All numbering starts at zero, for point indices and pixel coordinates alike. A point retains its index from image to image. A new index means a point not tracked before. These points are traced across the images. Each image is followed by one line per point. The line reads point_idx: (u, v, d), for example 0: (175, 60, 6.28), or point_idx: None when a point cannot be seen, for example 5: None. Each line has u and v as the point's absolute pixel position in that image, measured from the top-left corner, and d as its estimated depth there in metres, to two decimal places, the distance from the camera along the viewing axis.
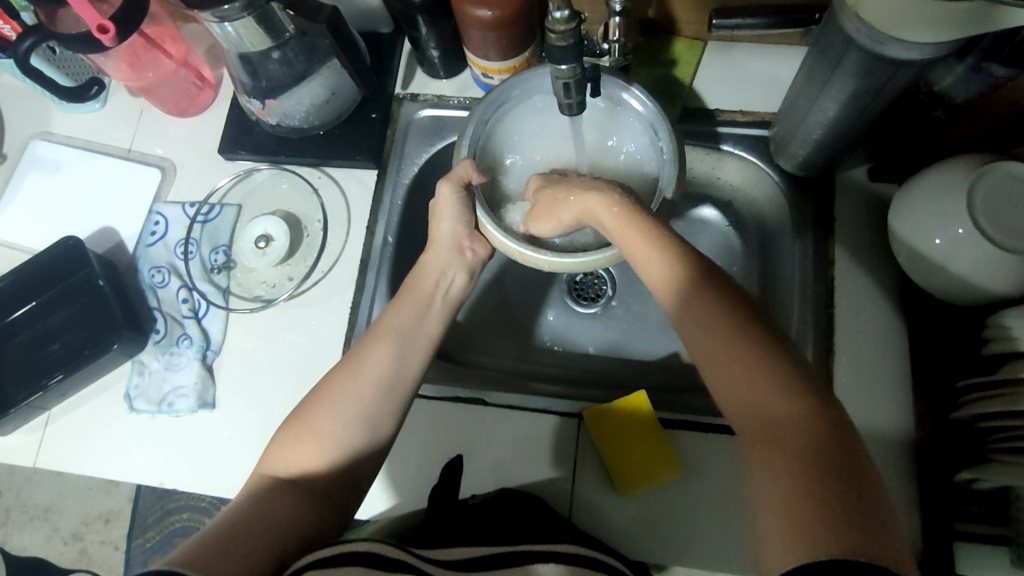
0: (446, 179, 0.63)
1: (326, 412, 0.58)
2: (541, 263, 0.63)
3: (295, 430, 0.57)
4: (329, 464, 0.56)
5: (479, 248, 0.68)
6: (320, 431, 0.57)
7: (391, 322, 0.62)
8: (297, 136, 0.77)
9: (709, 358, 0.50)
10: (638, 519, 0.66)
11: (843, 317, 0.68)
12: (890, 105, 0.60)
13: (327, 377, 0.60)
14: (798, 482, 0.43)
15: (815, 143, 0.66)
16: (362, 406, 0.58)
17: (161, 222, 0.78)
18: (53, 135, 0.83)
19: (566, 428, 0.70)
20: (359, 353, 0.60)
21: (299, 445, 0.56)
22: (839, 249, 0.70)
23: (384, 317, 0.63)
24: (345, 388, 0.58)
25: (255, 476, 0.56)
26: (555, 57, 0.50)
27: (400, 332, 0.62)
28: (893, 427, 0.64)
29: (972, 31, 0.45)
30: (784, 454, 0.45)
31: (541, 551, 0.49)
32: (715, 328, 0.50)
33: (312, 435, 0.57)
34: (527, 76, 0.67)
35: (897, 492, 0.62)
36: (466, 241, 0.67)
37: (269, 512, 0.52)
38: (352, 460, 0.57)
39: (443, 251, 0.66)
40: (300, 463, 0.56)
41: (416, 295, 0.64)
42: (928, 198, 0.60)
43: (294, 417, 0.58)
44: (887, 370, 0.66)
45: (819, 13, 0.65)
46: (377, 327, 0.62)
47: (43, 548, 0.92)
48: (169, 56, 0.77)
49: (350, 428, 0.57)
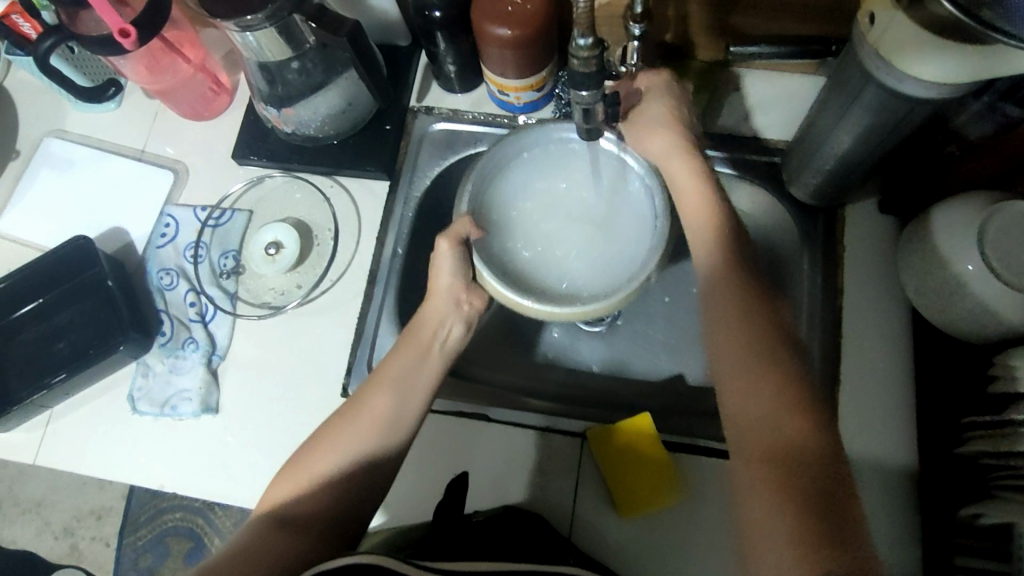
0: (444, 235, 0.64)
1: (323, 457, 0.58)
2: (539, 312, 0.62)
3: (292, 473, 0.58)
4: (322, 505, 0.56)
5: (477, 301, 0.67)
6: (313, 476, 0.57)
7: (391, 370, 0.62)
8: (312, 145, 0.78)
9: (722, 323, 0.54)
10: (641, 542, 0.66)
11: (850, 346, 0.68)
12: (905, 139, 0.60)
13: (328, 423, 0.61)
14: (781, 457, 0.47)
15: (827, 173, 0.67)
16: (355, 456, 0.57)
17: (172, 224, 0.78)
18: (67, 132, 0.83)
19: (570, 447, 0.70)
20: (359, 400, 0.60)
21: (293, 486, 0.57)
22: (848, 278, 0.70)
23: (385, 364, 0.62)
24: (343, 434, 0.59)
25: (258, 513, 0.57)
26: (577, 81, 0.51)
27: (400, 381, 0.61)
28: (892, 457, 0.65)
29: (993, 73, 0.45)
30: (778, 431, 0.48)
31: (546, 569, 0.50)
32: (737, 324, 0.53)
33: (306, 479, 0.57)
34: (551, 126, 0.68)
35: (894, 524, 0.62)
36: (464, 295, 0.66)
37: (267, 547, 0.53)
38: (352, 486, 0.57)
39: (443, 302, 0.65)
40: (294, 503, 0.56)
41: (416, 342, 0.64)
42: (937, 232, 0.61)
43: (291, 461, 0.59)
44: (892, 404, 0.66)
45: (835, 44, 0.67)
46: (378, 373, 0.62)
47: (35, 541, 1.05)
48: (187, 60, 0.77)
49: (342, 475, 0.57)
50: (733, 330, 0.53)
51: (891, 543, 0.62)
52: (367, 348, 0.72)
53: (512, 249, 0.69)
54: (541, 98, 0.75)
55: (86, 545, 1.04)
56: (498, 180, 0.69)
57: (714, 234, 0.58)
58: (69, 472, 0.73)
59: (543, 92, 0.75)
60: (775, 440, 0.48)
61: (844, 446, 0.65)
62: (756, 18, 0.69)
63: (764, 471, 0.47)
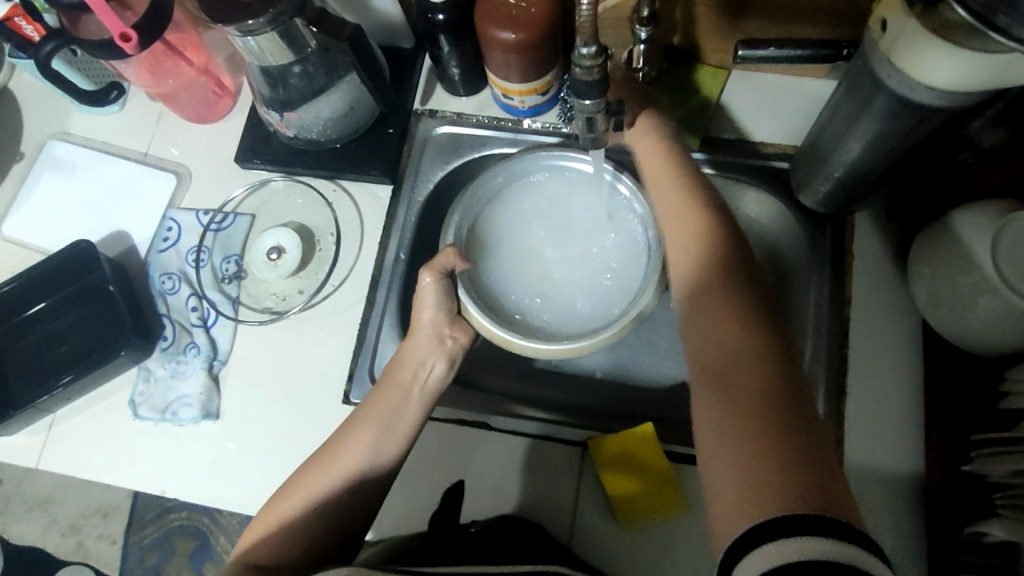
0: (427, 267, 0.65)
1: (295, 502, 0.58)
2: (527, 348, 0.65)
3: (267, 518, 0.59)
4: (294, 552, 0.56)
5: (461, 335, 0.67)
6: (287, 522, 0.57)
7: (369, 413, 0.62)
8: (315, 149, 0.77)
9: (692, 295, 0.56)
10: (643, 556, 0.65)
11: (858, 357, 0.67)
12: (915, 148, 0.59)
13: (306, 466, 0.61)
14: (738, 403, 0.48)
15: (836, 180, 0.65)
16: (328, 502, 0.58)
17: (174, 228, 0.78)
18: (71, 134, 0.83)
19: (572, 457, 0.69)
20: (337, 443, 0.61)
21: (269, 533, 0.57)
22: (857, 287, 0.69)
23: (365, 405, 0.62)
24: (317, 478, 0.59)
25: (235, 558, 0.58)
26: (580, 91, 0.50)
27: (379, 424, 0.61)
28: (901, 471, 0.63)
29: (1008, 83, 0.44)
30: (738, 380, 0.49)
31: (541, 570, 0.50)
32: (707, 288, 0.55)
33: (280, 527, 0.57)
34: (540, 155, 0.71)
35: (900, 540, 0.61)
36: (448, 330, 0.66)
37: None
38: (333, 515, 0.57)
39: (425, 340, 0.65)
40: (269, 551, 0.56)
41: (394, 383, 0.63)
42: (948, 241, 0.60)
43: (268, 505, 0.60)
44: (900, 416, 0.65)
45: (847, 48, 0.65)
46: (358, 414, 0.62)
47: (42, 538, 1.05)
48: (190, 63, 0.77)
49: (314, 522, 0.57)
50: (709, 356, 0.52)
51: (897, 558, 0.61)
52: (369, 355, 0.71)
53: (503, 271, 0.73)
54: (546, 101, 0.74)
55: (91, 542, 1.05)
56: (488, 211, 0.73)
57: (700, 260, 0.57)
58: (71, 476, 0.73)
59: (548, 96, 0.74)
60: (733, 387, 0.49)
61: (852, 460, 0.64)
62: (765, 21, 0.68)
63: (725, 418, 0.48)
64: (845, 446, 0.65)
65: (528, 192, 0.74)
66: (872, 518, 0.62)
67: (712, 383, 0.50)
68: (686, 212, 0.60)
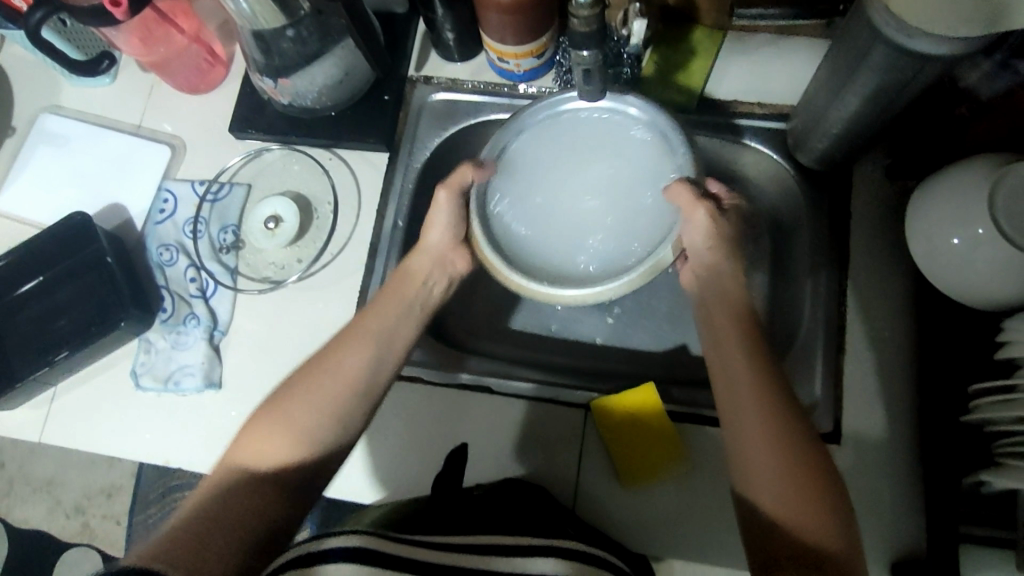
0: (445, 185, 0.67)
1: (304, 406, 0.57)
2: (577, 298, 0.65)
3: (259, 421, 0.56)
4: (298, 459, 0.55)
5: (460, 263, 0.70)
6: (292, 425, 0.56)
7: (368, 328, 0.62)
8: (309, 117, 0.76)
9: (731, 386, 0.55)
10: (644, 514, 0.66)
11: (855, 314, 0.67)
12: (913, 101, 0.58)
13: (299, 372, 0.59)
14: (784, 521, 0.49)
15: (834, 137, 0.65)
16: (337, 406, 0.57)
17: (170, 199, 0.78)
18: (63, 108, 0.82)
19: (574, 418, 0.69)
20: (336, 351, 0.60)
21: (269, 436, 0.55)
22: (855, 245, 0.70)
23: (363, 318, 0.63)
24: (322, 385, 0.58)
25: (220, 468, 0.55)
26: (576, 42, 0.56)
27: (381, 336, 0.62)
28: (899, 424, 0.64)
29: (1005, 25, 0.44)
30: (780, 495, 0.49)
31: (545, 546, 0.49)
32: (744, 384, 0.54)
33: (284, 430, 0.55)
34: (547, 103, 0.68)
35: (898, 490, 0.62)
36: (451, 254, 0.69)
37: (232, 504, 0.50)
38: (340, 415, 0.57)
39: (430, 256, 0.68)
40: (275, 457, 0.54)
41: (398, 294, 0.65)
42: (945, 198, 0.60)
43: (260, 411, 0.57)
44: (897, 371, 0.65)
45: (842, 4, 0.66)
46: (355, 326, 0.62)
47: (47, 520, 1.08)
48: (181, 31, 0.76)
49: (325, 427, 0.56)
50: (755, 510, 0.50)
51: (895, 510, 0.62)
52: None
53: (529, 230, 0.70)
54: (542, 65, 0.74)
55: (97, 523, 1.07)
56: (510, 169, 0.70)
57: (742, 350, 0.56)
58: (74, 448, 0.73)
59: (544, 59, 0.73)
60: (780, 505, 0.49)
61: (849, 415, 0.65)
62: None
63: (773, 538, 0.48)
64: (843, 403, 0.65)
65: (544, 138, 0.70)
66: (871, 471, 0.63)
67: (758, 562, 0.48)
68: (729, 348, 0.57)
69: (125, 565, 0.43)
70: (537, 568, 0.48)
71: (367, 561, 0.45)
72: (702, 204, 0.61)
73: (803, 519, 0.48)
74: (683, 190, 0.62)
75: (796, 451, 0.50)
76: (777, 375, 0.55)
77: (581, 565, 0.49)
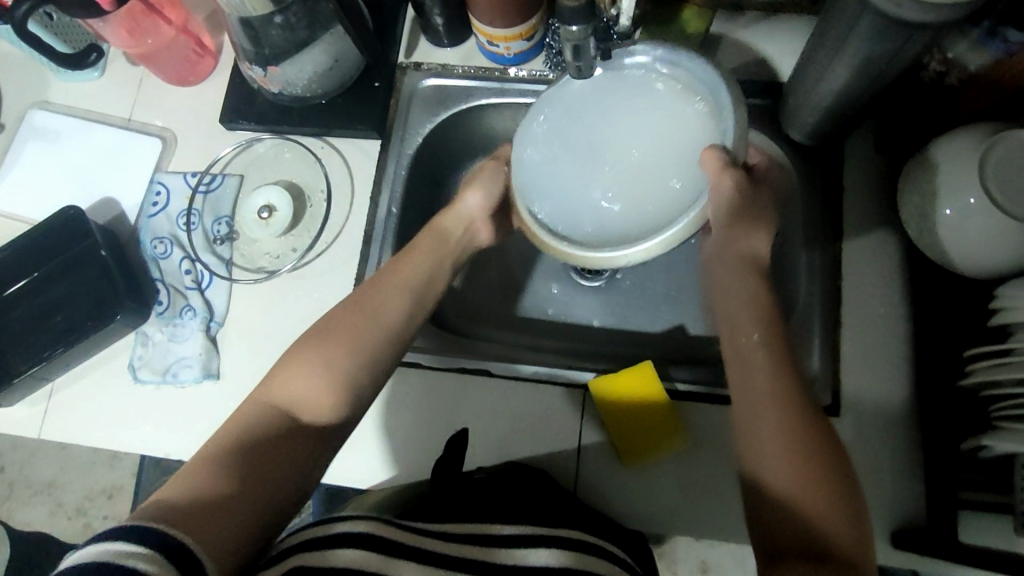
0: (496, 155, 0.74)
1: (338, 350, 0.56)
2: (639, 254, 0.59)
3: (290, 363, 0.55)
4: (334, 405, 0.54)
5: (485, 233, 0.73)
6: (325, 369, 0.55)
7: (405, 273, 0.63)
8: (299, 105, 0.76)
9: (744, 357, 0.54)
10: (645, 491, 0.66)
11: (850, 287, 0.68)
12: (902, 72, 0.59)
13: (332, 316, 0.59)
14: (791, 496, 0.47)
15: (824, 111, 0.65)
16: (368, 352, 0.57)
17: (163, 192, 0.77)
18: (52, 103, 0.82)
19: (572, 399, 0.69)
20: (371, 295, 0.60)
21: (307, 377, 0.54)
22: (849, 219, 0.70)
23: (399, 267, 0.63)
24: (358, 328, 0.58)
25: (250, 407, 0.53)
26: (566, 18, 0.53)
27: (416, 286, 0.62)
28: (897, 394, 0.64)
29: None
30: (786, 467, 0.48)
31: (544, 535, 0.50)
32: (758, 356, 0.53)
33: (316, 375, 0.55)
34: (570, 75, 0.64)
35: (897, 460, 0.63)
36: (479, 223, 0.71)
37: (263, 455, 0.49)
38: (375, 361, 0.57)
39: (468, 209, 0.71)
40: (307, 399, 0.54)
41: (440, 242, 0.68)
42: (937, 169, 0.60)
43: (291, 353, 0.56)
44: (893, 343, 0.66)
45: None
46: (388, 276, 0.62)
47: (48, 521, 1.11)
48: (168, 22, 0.75)
49: (358, 370, 0.56)
50: (758, 479, 0.49)
51: (894, 479, 0.62)
52: None
53: (588, 203, 0.63)
54: (531, 47, 0.74)
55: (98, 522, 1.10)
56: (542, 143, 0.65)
57: (757, 321, 0.55)
58: (74, 443, 0.73)
59: (533, 41, 0.73)
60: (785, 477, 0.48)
61: (847, 388, 0.65)
62: None
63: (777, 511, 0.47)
64: (841, 375, 0.66)
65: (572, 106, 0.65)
66: (869, 442, 0.63)
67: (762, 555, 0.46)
68: (743, 333, 0.55)
69: (134, 521, 0.41)
70: (535, 558, 0.49)
71: (371, 546, 0.46)
72: (727, 174, 0.57)
73: (811, 501, 0.46)
74: (710, 158, 0.58)
75: (812, 447, 0.48)
76: (794, 367, 0.52)
77: (575, 552, 0.50)
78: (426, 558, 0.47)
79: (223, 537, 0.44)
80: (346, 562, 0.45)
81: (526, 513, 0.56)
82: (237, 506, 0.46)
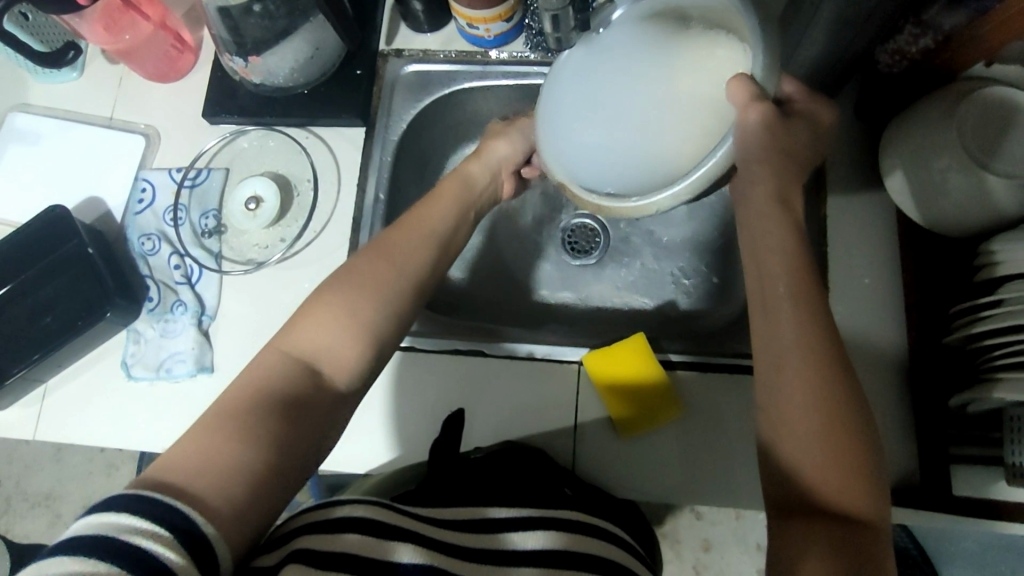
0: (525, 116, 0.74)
1: (365, 303, 0.53)
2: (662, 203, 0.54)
3: (308, 319, 0.52)
4: (356, 364, 0.52)
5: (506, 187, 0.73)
6: (345, 320, 0.52)
7: (421, 227, 0.60)
8: (283, 95, 0.76)
9: (772, 294, 0.49)
10: (642, 463, 0.66)
11: (837, 251, 0.68)
12: (878, 34, 0.59)
13: (356, 266, 0.56)
14: (809, 446, 0.44)
15: (804, 79, 0.66)
16: (395, 302, 0.55)
17: (148, 188, 0.77)
18: (31, 106, 0.81)
19: (567, 375, 0.70)
20: (390, 249, 0.57)
21: (330, 328, 0.52)
22: (833, 184, 0.70)
23: (414, 223, 0.60)
24: (382, 277, 0.55)
25: (271, 356, 0.51)
26: None
27: (436, 238, 0.60)
28: (887, 356, 0.65)
29: None
30: (802, 415, 0.45)
31: (538, 518, 0.50)
32: (776, 293, 0.49)
33: (342, 324, 0.52)
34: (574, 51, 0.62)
35: (890, 420, 0.63)
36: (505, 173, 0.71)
37: (281, 419, 0.47)
38: (400, 320, 0.55)
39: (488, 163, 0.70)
40: (331, 352, 0.52)
41: (463, 195, 0.66)
42: (920, 128, 0.60)
43: (312, 303, 0.53)
44: (881, 305, 0.66)
45: None
46: (408, 227, 0.60)
47: (46, 532, 1.13)
48: (146, 17, 0.75)
49: (383, 323, 0.54)
50: (774, 427, 0.47)
51: (888, 439, 0.63)
52: None
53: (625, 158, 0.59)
54: (511, 29, 0.74)
55: None
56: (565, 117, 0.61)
57: (785, 257, 0.50)
58: (69, 443, 0.72)
59: (513, 23, 0.73)
60: (801, 426, 0.45)
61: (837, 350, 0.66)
62: None
63: (792, 462, 0.45)
64: None
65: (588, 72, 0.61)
66: None
67: (783, 528, 0.44)
68: (770, 283, 0.50)
69: (131, 489, 0.40)
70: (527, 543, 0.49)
71: (369, 529, 0.46)
72: (754, 105, 0.51)
73: (829, 455, 0.44)
74: (738, 89, 0.51)
75: (840, 415, 0.45)
76: (826, 321, 0.48)
77: (580, 536, 0.50)
78: (423, 541, 0.47)
79: (229, 521, 0.42)
80: (348, 545, 0.44)
81: (525, 492, 0.56)
82: (244, 485, 0.43)
